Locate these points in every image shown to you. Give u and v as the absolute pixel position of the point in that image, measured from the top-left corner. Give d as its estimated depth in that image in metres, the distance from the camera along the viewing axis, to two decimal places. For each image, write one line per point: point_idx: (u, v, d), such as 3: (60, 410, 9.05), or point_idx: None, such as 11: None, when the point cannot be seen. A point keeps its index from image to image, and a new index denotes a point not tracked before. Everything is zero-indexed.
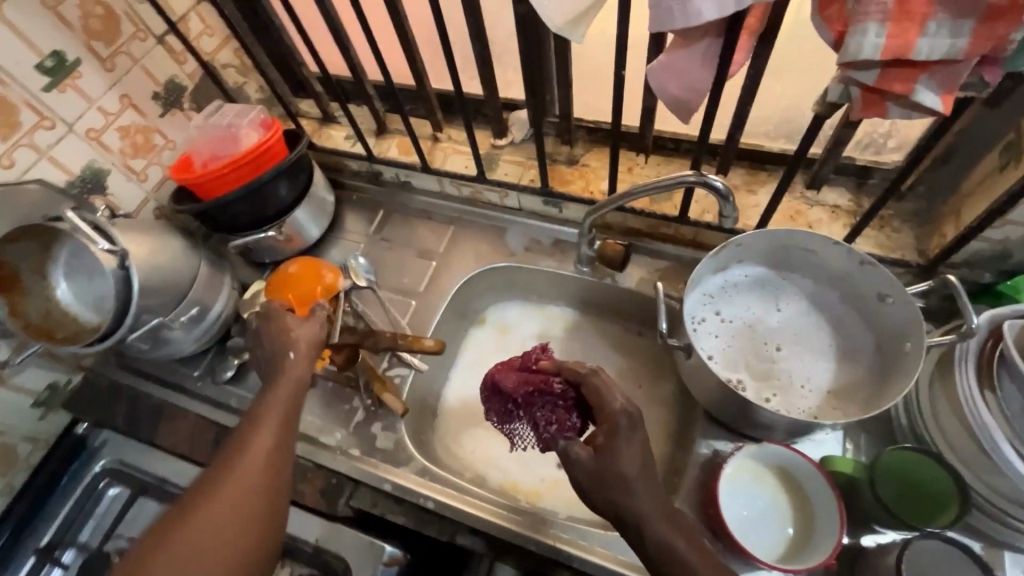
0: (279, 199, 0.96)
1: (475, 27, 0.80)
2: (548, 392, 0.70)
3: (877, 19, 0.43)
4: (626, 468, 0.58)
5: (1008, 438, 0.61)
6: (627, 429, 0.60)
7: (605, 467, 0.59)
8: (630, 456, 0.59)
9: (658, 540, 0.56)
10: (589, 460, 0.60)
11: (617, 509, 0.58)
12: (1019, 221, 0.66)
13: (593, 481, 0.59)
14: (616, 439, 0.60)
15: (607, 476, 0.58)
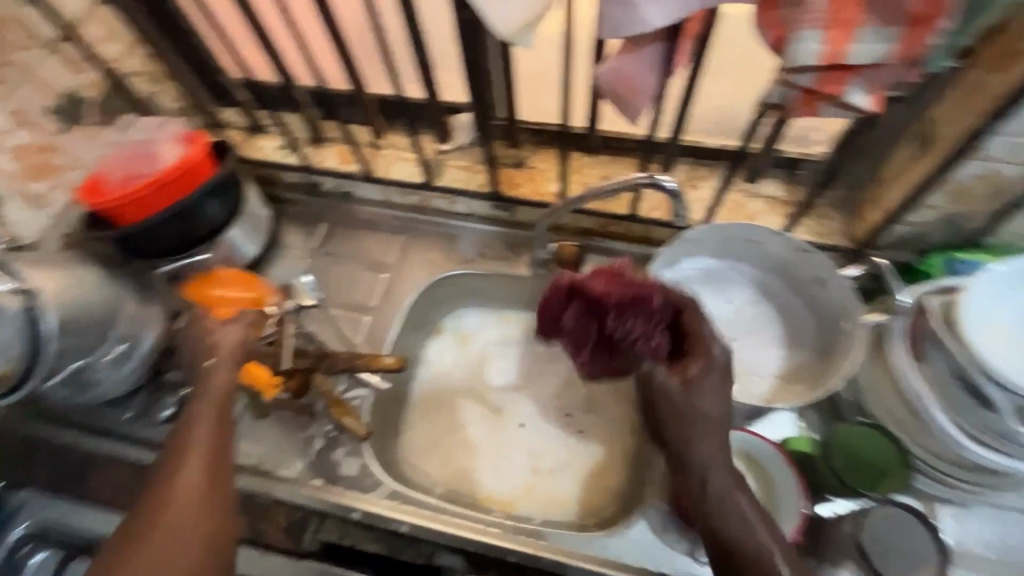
0: (210, 220, 0.88)
1: (414, 31, 0.77)
2: (646, 311, 0.66)
3: (812, 26, 0.45)
4: (705, 407, 0.60)
5: (938, 404, 0.68)
6: (719, 376, 0.61)
7: (687, 404, 0.60)
8: (712, 399, 0.60)
9: (720, 487, 0.59)
10: (670, 390, 0.62)
11: (686, 446, 0.61)
12: (933, 205, 0.73)
13: (671, 415, 0.61)
14: (704, 381, 0.61)
15: (684, 413, 0.61)
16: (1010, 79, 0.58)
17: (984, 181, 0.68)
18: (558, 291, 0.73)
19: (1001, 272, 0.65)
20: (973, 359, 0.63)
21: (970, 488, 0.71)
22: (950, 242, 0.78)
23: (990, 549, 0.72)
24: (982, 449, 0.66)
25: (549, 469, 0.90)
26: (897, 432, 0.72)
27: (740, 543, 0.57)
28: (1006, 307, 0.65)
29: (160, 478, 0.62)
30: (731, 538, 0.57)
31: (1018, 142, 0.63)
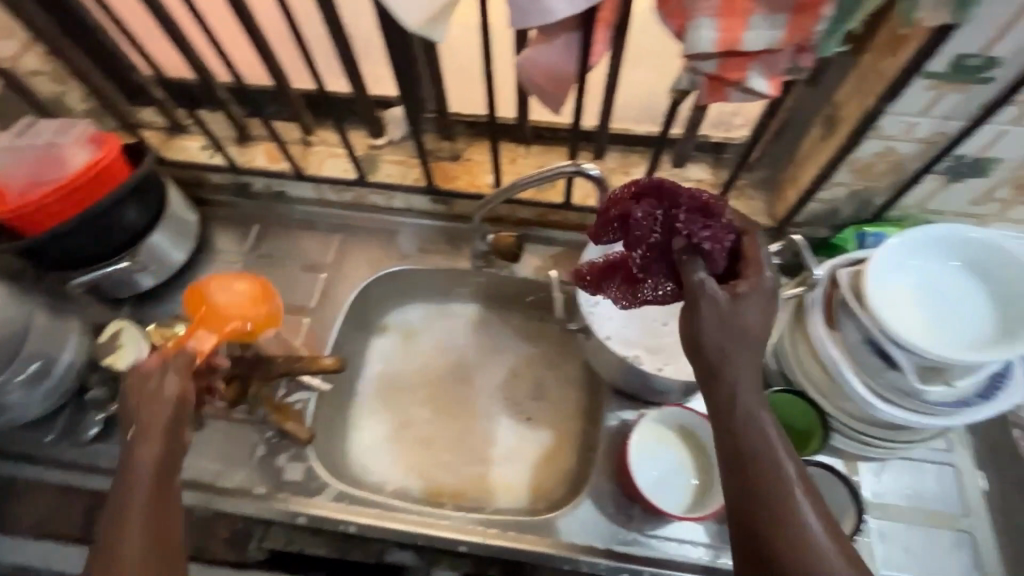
0: (127, 226, 0.84)
1: (333, 23, 0.75)
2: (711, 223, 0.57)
3: (708, 14, 0.47)
4: (750, 321, 0.53)
5: (852, 369, 0.72)
6: (766, 295, 0.54)
7: (733, 317, 0.53)
8: (757, 319, 0.53)
9: (750, 421, 0.52)
10: (722, 302, 0.53)
11: (719, 363, 0.53)
12: (842, 182, 0.77)
13: (716, 330, 0.53)
14: (753, 298, 0.54)
15: (727, 330, 0.53)
16: (897, 62, 0.62)
17: (883, 158, 0.73)
18: (625, 190, 0.63)
19: (899, 242, 0.70)
20: (878, 323, 0.67)
21: (882, 444, 0.77)
22: (860, 216, 0.84)
23: (904, 498, 0.77)
24: (892, 408, 0.70)
25: (500, 457, 0.91)
26: (818, 397, 0.77)
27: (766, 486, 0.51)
28: (903, 275, 0.71)
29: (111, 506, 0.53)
30: (756, 480, 0.51)
31: (909, 120, 0.67)
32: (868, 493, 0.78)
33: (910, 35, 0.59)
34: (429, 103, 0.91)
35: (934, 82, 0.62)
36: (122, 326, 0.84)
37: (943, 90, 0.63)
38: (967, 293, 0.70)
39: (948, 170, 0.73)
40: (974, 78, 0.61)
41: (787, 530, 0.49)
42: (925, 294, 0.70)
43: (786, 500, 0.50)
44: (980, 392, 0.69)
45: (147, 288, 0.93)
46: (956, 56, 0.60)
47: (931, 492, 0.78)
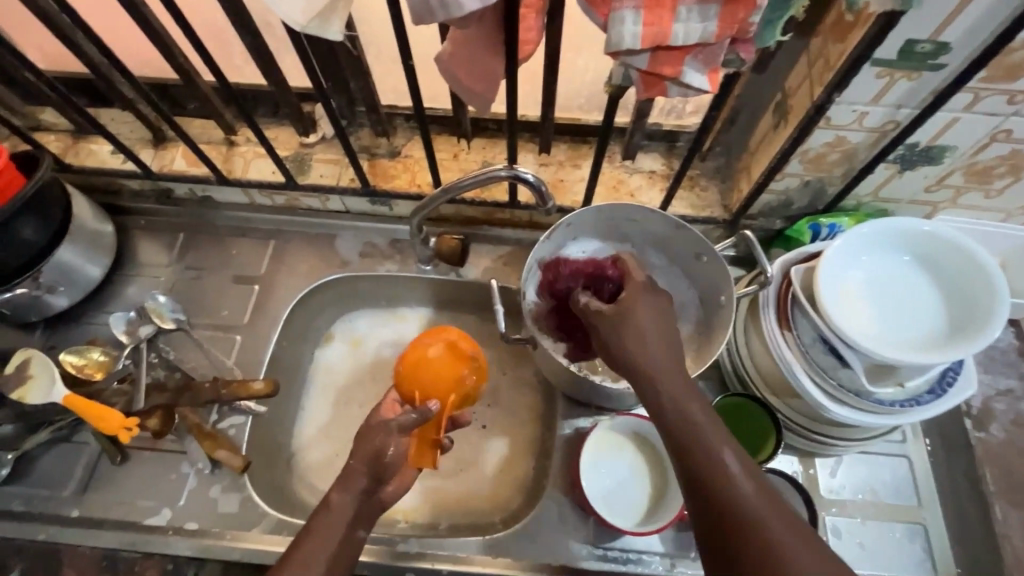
0: (24, 245, 0.76)
1: (238, 15, 0.67)
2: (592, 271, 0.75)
3: (632, 6, 0.42)
4: (643, 318, 0.59)
5: (804, 369, 0.69)
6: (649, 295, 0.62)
7: (624, 314, 0.59)
8: (652, 315, 0.59)
9: (685, 423, 0.53)
10: (607, 310, 0.61)
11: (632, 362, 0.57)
12: (794, 173, 0.74)
13: (614, 343, 0.59)
14: (635, 297, 0.61)
15: (623, 336, 0.58)
16: (844, 49, 0.58)
17: (835, 148, 0.69)
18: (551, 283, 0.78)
19: (850, 237, 0.68)
20: (828, 323, 0.65)
21: (839, 442, 0.75)
22: (814, 207, 0.80)
23: (858, 492, 0.77)
24: (845, 409, 0.68)
25: (452, 469, 0.87)
26: (771, 397, 0.75)
27: (709, 477, 0.50)
28: (853, 271, 0.68)
29: (316, 520, 0.60)
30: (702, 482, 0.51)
31: (859, 109, 0.64)
32: (824, 492, 0.77)
33: (858, 21, 0.55)
34: (359, 97, 0.84)
35: (883, 69, 0.59)
36: (32, 354, 0.76)
37: (893, 78, 0.60)
38: (917, 288, 0.68)
39: (901, 159, 0.70)
40: (924, 64, 0.58)
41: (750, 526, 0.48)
42: (875, 290, 0.68)
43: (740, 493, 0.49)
44: (931, 388, 0.67)
45: (60, 309, 0.85)
46: (905, 41, 0.56)
47: (885, 485, 0.77)
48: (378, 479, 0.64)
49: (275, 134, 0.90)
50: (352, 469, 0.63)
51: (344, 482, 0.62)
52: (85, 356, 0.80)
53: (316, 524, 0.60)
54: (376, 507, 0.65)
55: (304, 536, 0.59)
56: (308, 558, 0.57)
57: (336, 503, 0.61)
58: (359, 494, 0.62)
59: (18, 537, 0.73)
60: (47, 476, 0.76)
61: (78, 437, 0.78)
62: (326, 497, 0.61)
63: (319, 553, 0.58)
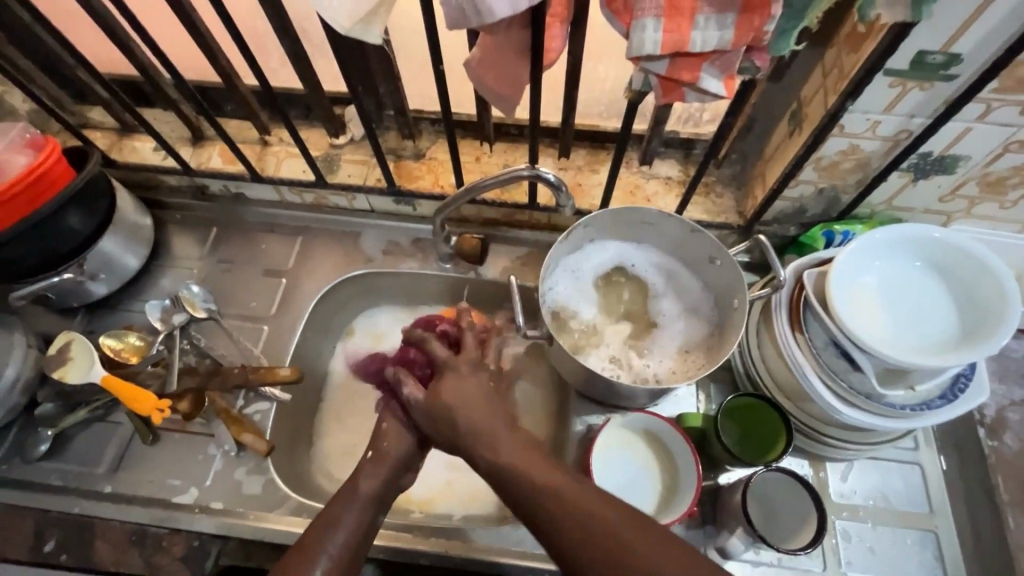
0: (72, 234, 0.80)
1: (279, 20, 0.71)
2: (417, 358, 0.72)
3: (653, 14, 0.45)
4: (452, 401, 0.63)
5: (816, 372, 0.71)
6: (463, 372, 0.66)
7: (438, 408, 0.64)
8: (459, 392, 0.64)
9: (556, 495, 0.53)
10: (424, 403, 0.66)
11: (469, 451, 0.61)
12: (808, 180, 0.76)
13: (433, 425, 0.65)
14: (444, 381, 0.65)
15: (450, 425, 0.63)
16: (858, 59, 0.60)
17: (848, 156, 0.71)
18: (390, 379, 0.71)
19: (864, 242, 0.69)
20: (839, 326, 0.66)
21: (850, 446, 0.76)
22: (828, 214, 0.82)
23: (868, 498, 0.77)
24: (856, 411, 0.69)
25: (466, 463, 0.89)
26: (783, 400, 0.76)
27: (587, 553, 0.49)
28: (866, 276, 0.70)
29: (334, 502, 0.63)
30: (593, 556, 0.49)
31: (873, 117, 0.65)
32: (835, 495, 0.77)
33: (871, 32, 0.57)
34: (387, 101, 0.88)
35: (896, 79, 0.61)
36: (73, 337, 0.81)
37: (906, 88, 0.62)
38: (929, 295, 0.69)
39: (914, 168, 0.71)
40: (935, 74, 0.60)
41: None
42: (886, 295, 0.69)
43: (630, 549, 0.48)
44: (943, 393, 0.68)
45: (100, 296, 0.89)
46: (917, 53, 0.58)
47: (896, 492, 0.77)
48: (406, 465, 0.69)
49: (306, 135, 0.94)
50: (381, 455, 0.68)
51: (371, 467, 0.67)
52: (123, 340, 0.84)
53: (336, 504, 0.63)
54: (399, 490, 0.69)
55: (328, 518, 0.62)
56: (329, 531, 0.60)
57: (364, 486, 0.65)
58: (386, 476, 0.66)
59: (53, 510, 0.76)
60: (82, 454, 0.80)
61: (112, 417, 0.82)
62: (354, 480, 0.65)
63: (335, 531, 0.60)
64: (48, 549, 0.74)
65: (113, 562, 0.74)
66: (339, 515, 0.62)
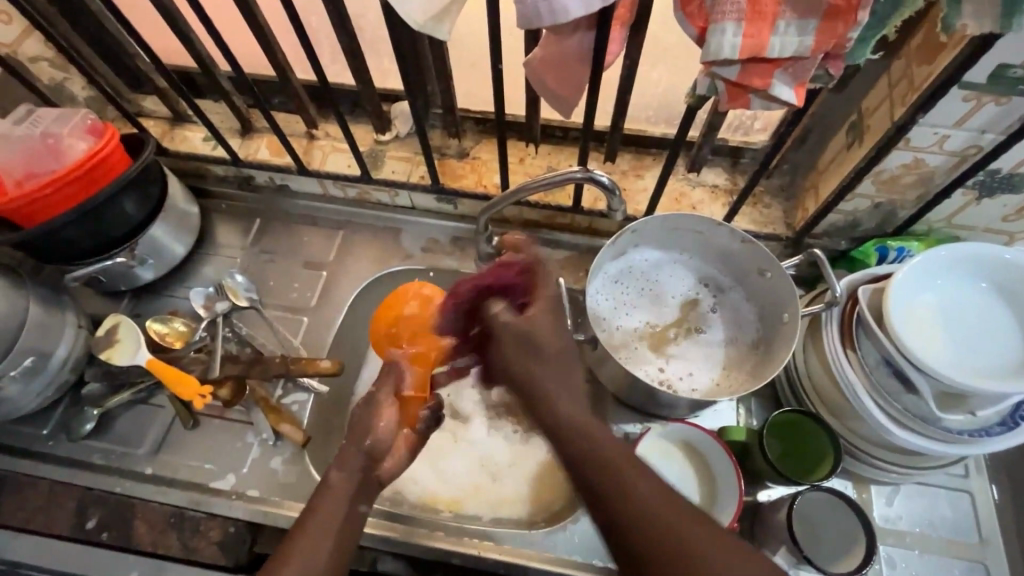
0: (126, 218, 0.82)
1: (338, 16, 0.71)
2: (499, 283, 0.70)
3: (733, 18, 0.44)
4: (548, 338, 0.66)
5: (867, 391, 0.69)
6: (557, 314, 0.68)
7: (531, 333, 0.66)
8: (548, 330, 0.67)
9: (583, 443, 0.60)
10: (517, 325, 0.67)
11: (528, 380, 0.66)
12: (865, 194, 0.74)
13: (515, 348, 0.67)
14: (542, 310, 0.67)
15: (528, 347, 0.66)
16: (932, 70, 0.58)
17: (911, 170, 0.69)
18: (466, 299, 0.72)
19: (925, 259, 0.67)
20: (897, 344, 0.64)
21: (897, 469, 0.73)
22: (883, 230, 0.80)
23: (914, 524, 0.75)
24: (907, 433, 0.67)
25: (501, 465, 0.85)
26: (830, 418, 0.74)
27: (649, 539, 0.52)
28: (925, 294, 0.67)
29: (317, 500, 0.63)
30: (626, 521, 0.54)
31: (942, 131, 0.63)
32: (878, 519, 0.75)
33: (950, 43, 0.55)
34: (436, 99, 0.89)
35: (971, 92, 0.59)
36: (120, 320, 0.82)
37: (981, 102, 0.59)
38: (992, 316, 0.67)
39: (979, 185, 0.69)
40: (1013, 90, 0.57)
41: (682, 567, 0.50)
42: (946, 315, 0.67)
43: (622, 478, 0.56)
44: (1002, 421, 0.65)
45: (146, 281, 0.91)
46: (996, 66, 0.56)
47: (943, 520, 0.75)
48: (374, 457, 0.67)
49: (353, 130, 0.95)
50: (347, 453, 0.66)
51: (342, 463, 0.66)
52: (168, 325, 0.86)
53: (320, 501, 0.62)
54: (376, 484, 0.67)
55: (308, 513, 0.62)
56: (319, 535, 0.59)
57: (336, 481, 0.64)
58: (358, 472, 0.65)
59: (95, 488, 0.78)
60: (126, 434, 0.81)
61: (155, 401, 0.83)
62: (326, 479, 0.64)
63: (323, 538, 0.59)
64: (90, 526, 0.75)
65: (151, 543, 0.75)
66: (313, 504, 0.62)
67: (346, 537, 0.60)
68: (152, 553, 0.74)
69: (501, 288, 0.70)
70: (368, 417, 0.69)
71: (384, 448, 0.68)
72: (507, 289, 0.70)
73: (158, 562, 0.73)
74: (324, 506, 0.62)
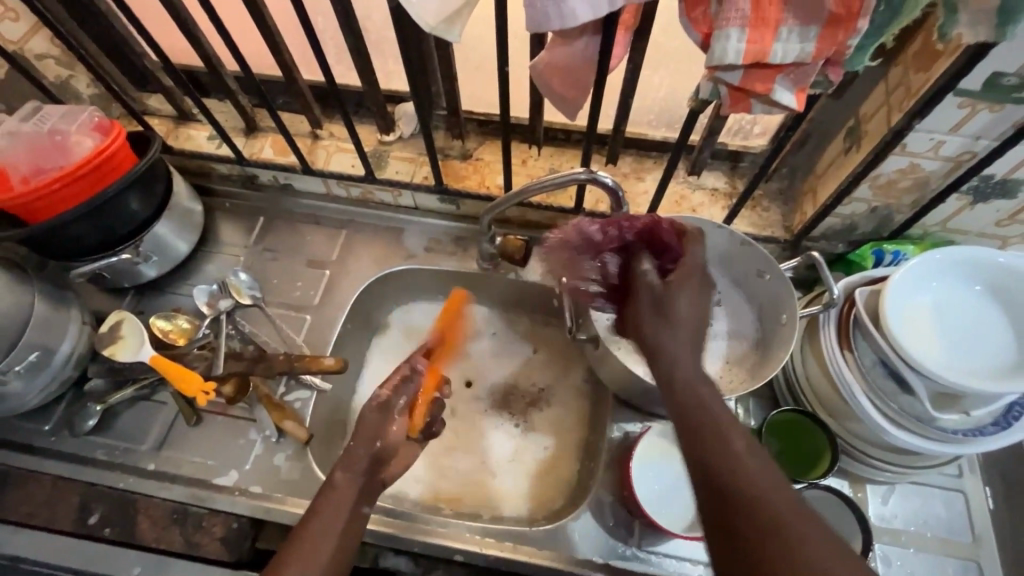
0: (131, 215, 0.82)
1: (347, 17, 0.72)
2: (655, 239, 0.67)
3: (738, 24, 0.45)
4: (683, 314, 0.59)
5: (864, 391, 0.70)
6: (699, 286, 0.61)
7: (666, 302, 0.60)
8: (688, 305, 0.60)
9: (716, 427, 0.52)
10: (663, 285, 0.62)
11: (657, 352, 0.58)
12: (862, 198, 0.75)
13: (653, 312, 0.60)
14: (690, 278, 0.62)
15: (661, 312, 0.60)
16: (928, 78, 0.59)
17: (907, 175, 0.71)
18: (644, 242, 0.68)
19: (920, 262, 0.68)
20: (894, 345, 0.65)
21: (892, 469, 0.74)
22: (879, 233, 0.81)
23: (909, 523, 0.76)
24: (904, 433, 0.68)
25: (501, 464, 0.88)
26: (827, 418, 0.76)
27: (748, 507, 0.46)
28: (920, 296, 0.69)
29: (320, 502, 0.62)
30: (739, 514, 0.46)
31: (937, 137, 0.65)
32: (874, 518, 0.76)
33: (946, 51, 0.56)
34: (440, 101, 0.90)
35: (966, 99, 0.60)
36: (124, 316, 0.83)
37: (975, 109, 0.61)
38: (987, 319, 0.68)
39: (974, 190, 0.70)
40: (1007, 97, 0.59)
41: (779, 542, 0.44)
42: (941, 317, 0.68)
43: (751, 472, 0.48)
44: (995, 421, 0.67)
45: (149, 278, 0.91)
46: (990, 74, 0.57)
47: (938, 520, 0.76)
48: (379, 460, 0.68)
49: (357, 130, 0.96)
50: (353, 453, 0.66)
51: (348, 464, 0.66)
52: (172, 322, 0.87)
53: (323, 501, 0.62)
54: (377, 486, 0.68)
55: (310, 514, 0.61)
56: (321, 533, 0.59)
57: (341, 481, 0.64)
58: (362, 474, 0.65)
59: (98, 484, 0.78)
60: (129, 430, 0.82)
61: (158, 397, 0.84)
62: (331, 478, 0.64)
63: (325, 537, 0.59)
64: (92, 522, 0.76)
65: (153, 538, 0.75)
66: (316, 505, 0.62)
67: (348, 538, 0.60)
68: (155, 549, 0.74)
69: (654, 246, 0.67)
70: (379, 420, 0.70)
71: (391, 449, 0.70)
72: (660, 247, 0.66)
73: (162, 558, 0.73)
74: (327, 506, 0.62)
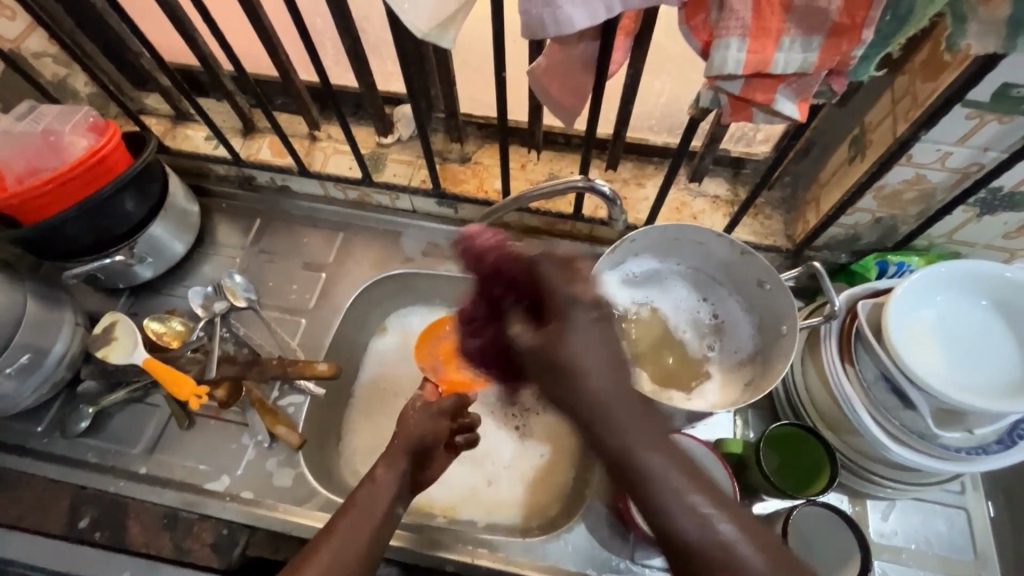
0: (126, 216, 0.82)
1: (342, 18, 0.71)
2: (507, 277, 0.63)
3: (739, 33, 0.44)
4: (581, 364, 0.48)
5: (865, 407, 0.69)
6: (590, 324, 0.50)
7: (556, 358, 0.49)
8: (586, 350, 0.49)
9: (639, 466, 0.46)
10: (536, 345, 0.51)
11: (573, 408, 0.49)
12: (866, 209, 0.74)
13: (543, 373, 0.51)
14: (563, 326, 0.50)
15: (558, 369, 0.49)
16: (935, 89, 0.58)
17: (912, 186, 0.69)
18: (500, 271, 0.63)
19: (925, 276, 0.67)
20: (896, 361, 0.64)
21: (893, 485, 0.73)
22: (883, 243, 0.80)
23: (910, 540, 0.74)
24: (907, 451, 0.67)
25: (496, 473, 0.87)
26: (827, 432, 0.74)
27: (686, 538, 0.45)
28: (924, 311, 0.67)
29: (359, 493, 0.62)
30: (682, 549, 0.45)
31: (944, 148, 0.63)
32: (874, 534, 0.75)
33: (954, 61, 0.55)
34: (439, 104, 0.89)
35: (974, 110, 0.59)
36: (117, 318, 0.82)
37: (984, 120, 0.59)
38: (991, 335, 0.67)
39: (981, 203, 0.69)
40: (1017, 108, 0.57)
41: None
42: (945, 332, 0.67)
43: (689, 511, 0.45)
44: (999, 439, 0.66)
45: (145, 279, 0.91)
46: (1000, 85, 0.56)
47: (939, 537, 0.75)
48: (417, 461, 0.68)
49: (355, 132, 0.95)
50: (395, 448, 0.66)
51: (389, 460, 0.65)
52: (165, 324, 0.87)
53: (359, 496, 0.61)
54: (413, 488, 0.67)
55: (346, 508, 0.61)
56: (345, 531, 0.58)
57: (381, 478, 0.63)
58: (401, 473, 0.64)
59: (89, 487, 0.78)
60: (121, 433, 0.81)
61: (150, 400, 0.83)
62: (371, 474, 0.64)
63: (359, 531, 0.58)
64: (83, 526, 0.75)
65: (143, 543, 0.74)
66: (355, 499, 0.61)
67: (380, 537, 0.59)
68: (144, 554, 0.74)
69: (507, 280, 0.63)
70: (424, 422, 0.69)
71: (429, 454, 0.69)
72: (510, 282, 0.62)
73: (151, 563, 0.73)
74: (363, 500, 0.61)
